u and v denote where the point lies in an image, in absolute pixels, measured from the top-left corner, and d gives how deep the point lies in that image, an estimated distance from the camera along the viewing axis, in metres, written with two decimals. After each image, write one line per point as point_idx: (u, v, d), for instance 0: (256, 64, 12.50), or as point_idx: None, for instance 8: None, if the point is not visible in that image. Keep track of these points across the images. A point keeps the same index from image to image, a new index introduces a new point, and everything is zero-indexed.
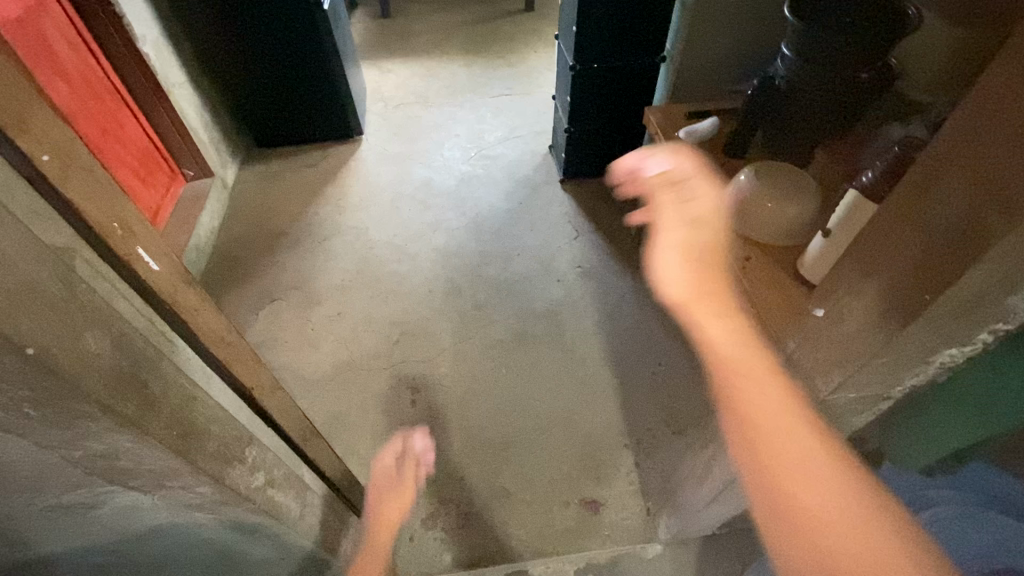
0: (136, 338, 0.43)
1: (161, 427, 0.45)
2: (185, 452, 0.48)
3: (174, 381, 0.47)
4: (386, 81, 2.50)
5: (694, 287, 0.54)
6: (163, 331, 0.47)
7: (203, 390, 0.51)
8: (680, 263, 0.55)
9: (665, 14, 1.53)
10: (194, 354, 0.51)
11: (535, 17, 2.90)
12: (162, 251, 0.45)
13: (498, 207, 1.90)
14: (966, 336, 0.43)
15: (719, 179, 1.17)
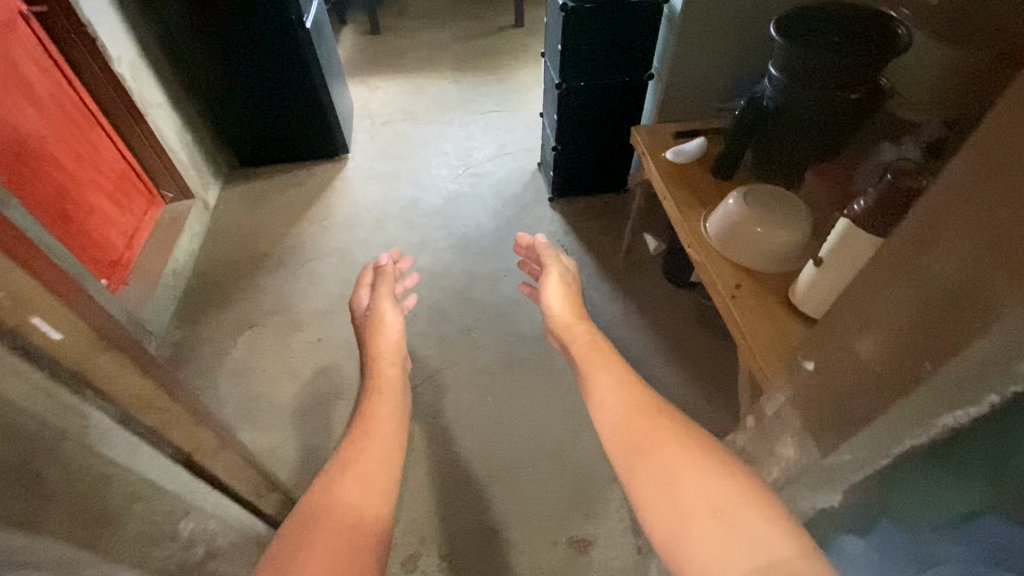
0: (26, 425, 0.41)
1: (62, 523, 0.45)
2: (97, 546, 0.49)
3: (77, 460, 0.46)
4: (374, 98, 2.47)
5: (566, 302, 1.22)
6: (69, 404, 0.44)
7: (119, 467, 0.50)
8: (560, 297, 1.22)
9: (651, 32, 1.50)
10: (111, 422, 0.48)
11: (524, 32, 2.89)
12: (69, 316, 0.42)
13: (487, 227, 1.86)
14: (942, 415, 0.38)
15: (707, 201, 1.14)
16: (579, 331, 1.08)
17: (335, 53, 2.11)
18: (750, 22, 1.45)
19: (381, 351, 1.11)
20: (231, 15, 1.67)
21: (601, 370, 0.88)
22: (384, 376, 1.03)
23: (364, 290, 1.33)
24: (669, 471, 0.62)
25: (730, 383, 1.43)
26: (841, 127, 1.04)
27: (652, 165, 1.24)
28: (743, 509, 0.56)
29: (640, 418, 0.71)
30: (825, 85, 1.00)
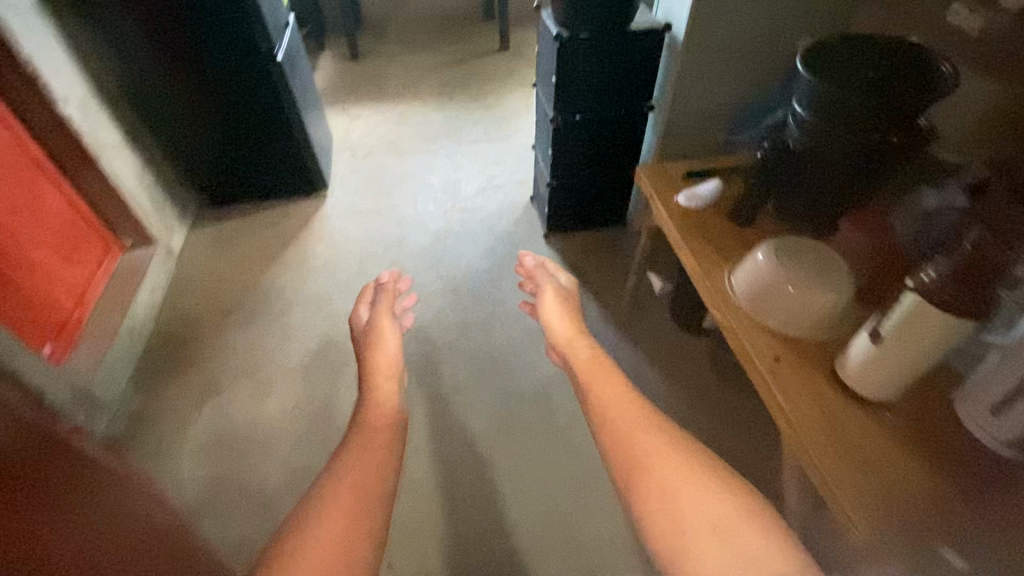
0: None
1: None
2: None
3: None
4: (354, 128, 2.34)
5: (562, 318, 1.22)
6: None
7: None
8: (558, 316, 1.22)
9: (652, 62, 1.40)
10: None
11: (509, 57, 2.81)
12: None
13: (478, 268, 1.72)
14: None
15: (730, 253, 1.02)
16: (580, 349, 1.08)
17: (310, 83, 1.98)
18: (757, 48, 1.35)
19: (378, 366, 1.11)
20: (195, 46, 1.53)
21: (602, 385, 0.93)
22: (380, 389, 1.03)
23: (363, 306, 1.32)
24: (674, 492, 0.70)
25: (751, 443, 1.31)
26: (879, 171, 0.94)
27: (662, 209, 1.13)
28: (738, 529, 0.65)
29: (643, 434, 0.79)
30: (859, 128, 0.90)
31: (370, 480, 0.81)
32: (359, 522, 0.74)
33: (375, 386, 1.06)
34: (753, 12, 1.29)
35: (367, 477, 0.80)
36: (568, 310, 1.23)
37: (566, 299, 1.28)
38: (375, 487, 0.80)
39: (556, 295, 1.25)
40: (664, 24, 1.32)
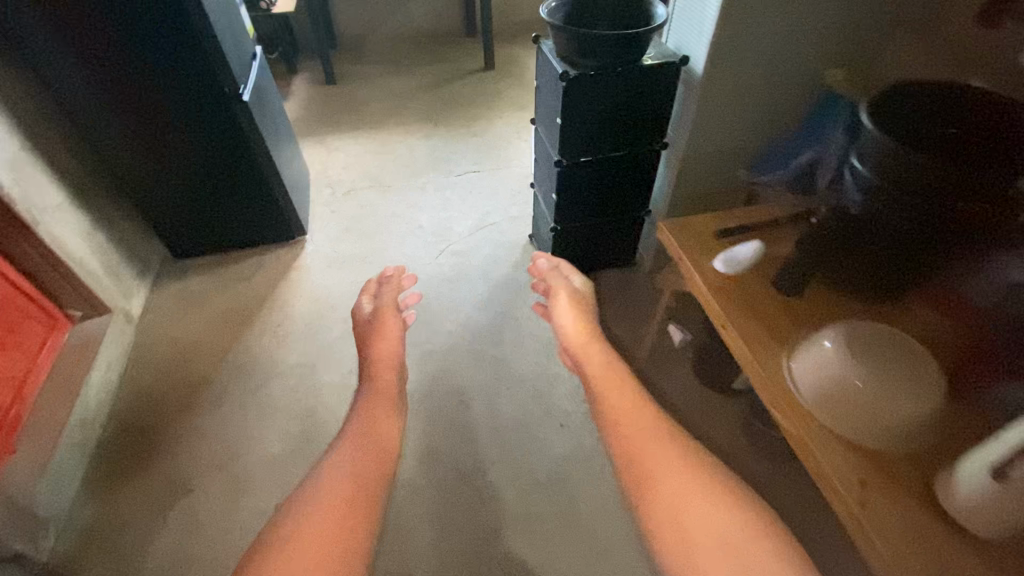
0: None
1: None
2: None
3: None
4: (333, 162, 2.17)
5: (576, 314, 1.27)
6: None
7: None
8: (570, 314, 1.26)
9: (667, 99, 1.25)
10: None
11: (493, 79, 2.69)
12: None
13: (476, 322, 1.56)
14: None
15: (785, 337, 0.89)
16: (594, 357, 1.10)
17: (284, 120, 1.81)
18: (782, 81, 1.22)
19: (379, 356, 1.18)
20: (146, 85, 1.34)
21: (611, 393, 0.98)
22: (379, 380, 1.11)
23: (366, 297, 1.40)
24: (676, 498, 0.77)
25: (799, 525, 1.16)
26: (957, 249, 0.80)
27: (697, 277, 0.98)
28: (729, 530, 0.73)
29: (649, 439, 0.86)
30: (930, 201, 0.76)
31: (368, 468, 0.88)
32: (355, 510, 0.81)
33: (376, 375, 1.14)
34: (780, 43, 1.16)
35: (367, 468, 0.88)
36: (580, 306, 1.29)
37: (580, 297, 1.34)
38: (373, 477, 0.87)
39: (566, 293, 1.30)
40: (682, 57, 1.18)
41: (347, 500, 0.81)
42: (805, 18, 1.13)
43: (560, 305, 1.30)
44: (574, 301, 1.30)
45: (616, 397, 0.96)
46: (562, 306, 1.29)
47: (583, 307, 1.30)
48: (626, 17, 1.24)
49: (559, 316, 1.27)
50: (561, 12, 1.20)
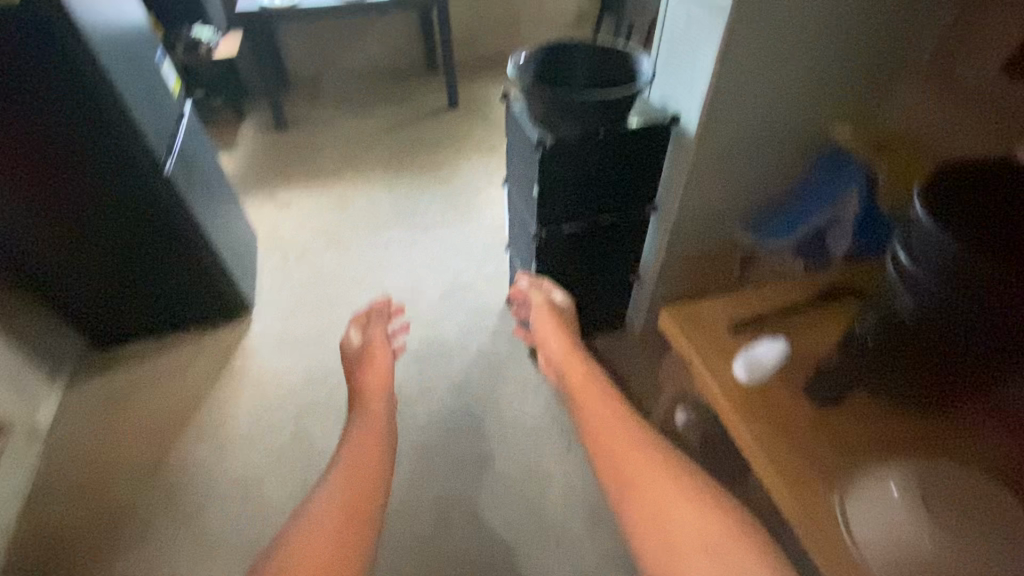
0: None
1: None
2: None
3: None
4: (285, 218, 1.97)
5: (559, 326, 1.14)
6: None
7: None
8: (555, 332, 1.13)
9: (655, 161, 1.11)
10: None
11: (459, 120, 2.56)
12: None
13: (450, 408, 1.37)
14: None
15: (829, 470, 0.74)
16: (575, 372, 1.05)
17: (226, 181, 1.61)
18: (779, 137, 1.10)
19: (369, 387, 1.09)
20: (40, 155, 1.12)
21: (586, 395, 0.97)
22: (371, 408, 1.03)
23: (354, 325, 1.27)
24: (660, 508, 0.76)
25: None
26: None
27: (716, 391, 0.82)
28: (683, 511, 0.75)
29: (612, 429, 0.89)
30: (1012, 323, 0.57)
31: (368, 489, 0.86)
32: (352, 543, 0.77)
33: (365, 405, 1.06)
34: (775, 97, 1.04)
35: (365, 490, 0.85)
36: (564, 321, 1.17)
37: (562, 311, 1.20)
38: (369, 502, 0.84)
39: (546, 309, 1.17)
40: (671, 116, 1.04)
41: (344, 531, 0.78)
42: (803, 70, 1.02)
43: (541, 323, 1.16)
44: (557, 317, 1.17)
45: (596, 406, 0.94)
46: (541, 322, 1.16)
47: (565, 320, 1.17)
48: (606, 71, 1.09)
49: (542, 334, 1.15)
50: (530, 68, 1.06)
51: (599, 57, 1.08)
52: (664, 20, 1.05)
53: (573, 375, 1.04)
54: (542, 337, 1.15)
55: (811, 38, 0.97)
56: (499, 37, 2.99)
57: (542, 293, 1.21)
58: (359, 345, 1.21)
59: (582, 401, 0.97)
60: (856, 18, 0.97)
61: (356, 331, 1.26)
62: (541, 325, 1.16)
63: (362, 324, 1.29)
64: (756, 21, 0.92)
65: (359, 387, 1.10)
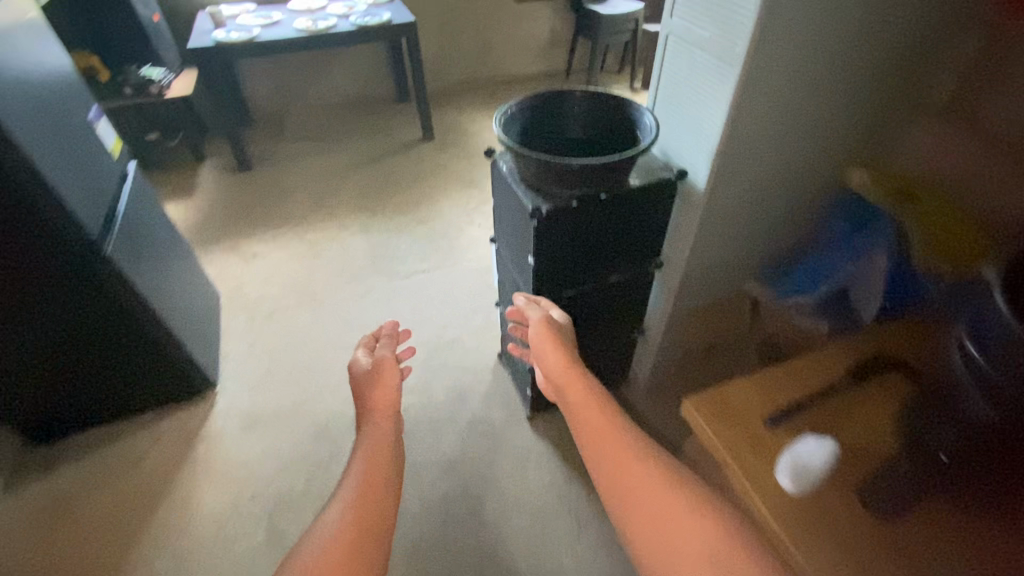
0: None
1: None
2: None
3: None
4: (251, 273, 1.81)
5: (557, 341, 0.94)
6: None
7: None
8: (552, 347, 0.93)
9: (662, 218, 1.01)
10: None
11: (435, 153, 2.44)
12: None
13: (444, 492, 1.23)
14: None
15: None
16: (576, 391, 0.85)
17: (183, 245, 1.45)
18: (791, 188, 1.02)
19: (376, 405, 0.93)
20: None
21: (580, 403, 0.82)
22: (377, 428, 0.87)
23: (363, 347, 1.10)
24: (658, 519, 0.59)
25: None
26: None
27: (759, 500, 0.71)
28: (678, 494, 0.61)
29: (600, 431, 0.74)
30: None
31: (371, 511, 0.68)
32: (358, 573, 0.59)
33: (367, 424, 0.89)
34: (788, 146, 0.95)
35: (370, 510, 0.68)
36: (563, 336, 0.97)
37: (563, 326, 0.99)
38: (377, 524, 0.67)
39: (541, 323, 0.96)
40: (677, 171, 0.94)
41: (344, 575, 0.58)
42: (818, 117, 0.93)
43: (539, 341, 0.95)
44: (557, 331, 0.96)
45: (597, 421, 0.76)
46: (538, 340, 0.96)
47: (566, 336, 0.97)
48: (602, 121, 0.99)
49: (538, 349, 0.96)
50: (519, 123, 0.95)
51: (596, 107, 0.97)
52: (664, 69, 0.96)
53: (572, 396, 0.85)
54: (540, 353, 0.95)
55: (826, 83, 0.89)
56: (472, 64, 2.89)
57: (539, 308, 1.01)
58: (368, 365, 1.02)
59: (581, 416, 0.79)
60: (873, 61, 0.89)
61: (363, 351, 1.08)
62: (539, 343, 0.95)
63: (370, 347, 1.11)
64: (774, 69, 0.82)
65: (361, 406, 0.95)
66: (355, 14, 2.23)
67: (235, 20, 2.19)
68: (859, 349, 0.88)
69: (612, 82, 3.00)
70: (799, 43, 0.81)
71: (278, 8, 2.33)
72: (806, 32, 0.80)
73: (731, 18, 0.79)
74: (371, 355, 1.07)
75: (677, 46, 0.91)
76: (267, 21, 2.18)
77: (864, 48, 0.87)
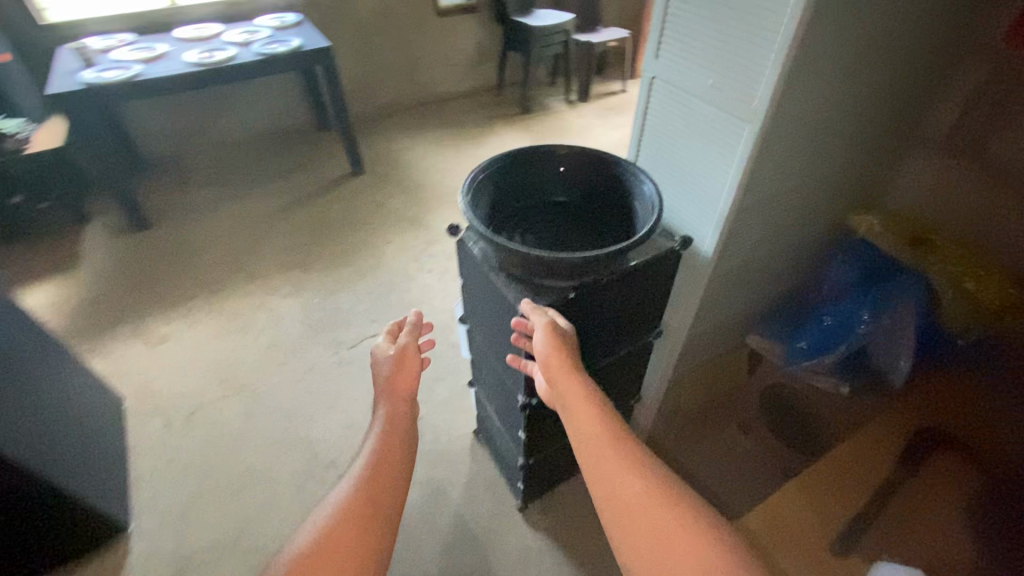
0: None
1: None
2: None
3: None
4: (162, 364, 1.51)
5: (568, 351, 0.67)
6: None
7: None
8: (557, 358, 0.67)
9: (663, 289, 0.86)
10: None
11: (368, 189, 2.19)
12: None
13: None
14: None
15: None
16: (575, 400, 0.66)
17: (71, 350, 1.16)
18: (795, 236, 0.90)
19: (394, 393, 0.73)
20: None
21: (574, 404, 0.65)
22: (393, 421, 0.69)
23: (386, 333, 0.82)
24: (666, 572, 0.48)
25: None
26: None
27: None
28: (677, 521, 0.51)
29: (595, 442, 0.61)
30: None
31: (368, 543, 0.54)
32: None
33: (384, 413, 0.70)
34: (797, 197, 0.83)
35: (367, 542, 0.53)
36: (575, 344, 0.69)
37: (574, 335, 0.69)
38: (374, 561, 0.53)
39: (549, 338, 0.66)
40: (681, 239, 0.79)
41: None
42: (827, 166, 0.83)
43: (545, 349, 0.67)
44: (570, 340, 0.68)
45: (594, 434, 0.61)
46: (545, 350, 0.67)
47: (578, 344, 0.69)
48: (589, 184, 0.84)
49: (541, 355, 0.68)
50: (488, 197, 0.80)
51: (583, 165, 0.83)
52: (649, 115, 0.83)
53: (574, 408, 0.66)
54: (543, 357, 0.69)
55: (838, 132, 0.78)
56: (396, 85, 2.66)
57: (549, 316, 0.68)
58: (390, 356, 0.76)
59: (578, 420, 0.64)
60: (882, 100, 0.80)
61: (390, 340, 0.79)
62: (547, 353, 0.67)
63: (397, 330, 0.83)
64: (792, 122, 0.70)
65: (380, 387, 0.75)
66: (258, 42, 1.95)
67: (108, 55, 1.85)
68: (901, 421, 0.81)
69: (546, 94, 2.87)
70: (818, 92, 0.69)
71: (161, 37, 2.00)
72: (825, 80, 0.68)
73: (742, 65, 0.66)
74: (394, 342, 0.80)
75: (668, 90, 0.78)
76: (149, 54, 1.85)
77: (878, 89, 0.77)
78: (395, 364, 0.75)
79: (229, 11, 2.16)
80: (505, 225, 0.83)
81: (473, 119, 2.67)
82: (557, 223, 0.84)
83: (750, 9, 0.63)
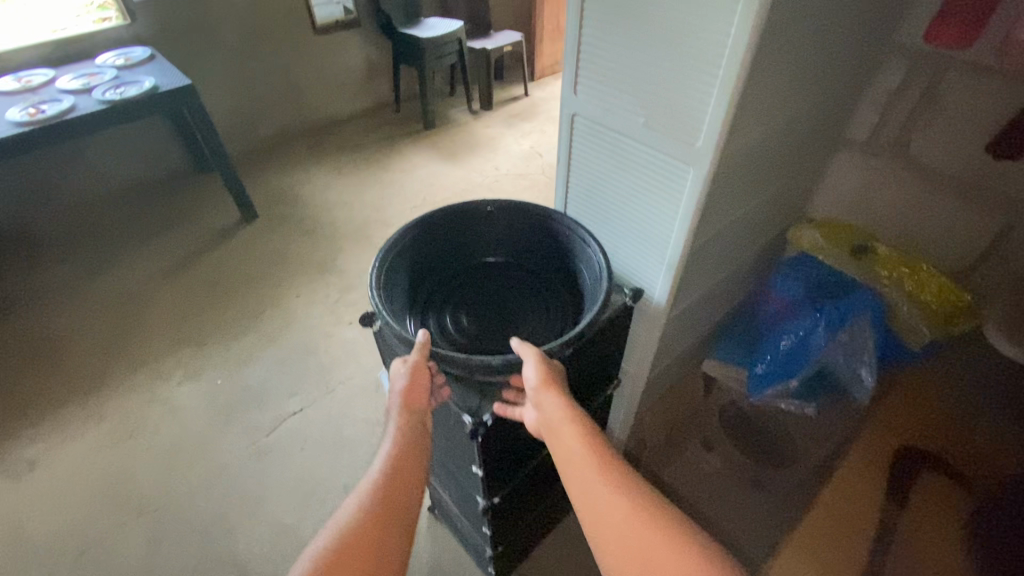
0: None
1: None
2: None
3: None
4: (33, 499, 1.23)
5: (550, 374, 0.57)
6: None
7: None
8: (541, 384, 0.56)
9: (620, 341, 0.77)
10: None
11: (265, 236, 1.95)
12: None
13: None
14: None
15: None
16: (556, 417, 0.55)
17: None
18: (740, 256, 0.87)
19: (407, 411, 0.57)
20: None
21: (557, 424, 0.55)
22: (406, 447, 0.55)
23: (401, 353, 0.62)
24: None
25: None
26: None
27: None
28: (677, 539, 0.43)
29: (581, 462, 0.51)
30: None
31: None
32: None
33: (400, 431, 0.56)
34: (740, 222, 0.78)
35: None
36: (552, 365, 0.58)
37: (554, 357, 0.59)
38: None
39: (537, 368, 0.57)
40: (632, 291, 0.70)
41: None
42: (765, 186, 0.78)
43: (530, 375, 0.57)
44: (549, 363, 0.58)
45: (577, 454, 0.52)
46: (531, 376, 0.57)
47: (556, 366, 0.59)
48: (525, 242, 0.75)
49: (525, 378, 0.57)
50: (406, 279, 0.68)
51: (516, 223, 0.73)
52: (575, 156, 0.73)
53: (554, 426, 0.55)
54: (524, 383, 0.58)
55: (775, 152, 0.74)
56: (280, 113, 2.40)
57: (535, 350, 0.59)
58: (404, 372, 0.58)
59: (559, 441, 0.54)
60: (810, 111, 0.76)
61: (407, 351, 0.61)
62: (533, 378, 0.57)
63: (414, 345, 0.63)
64: (736, 154, 0.63)
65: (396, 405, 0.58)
66: (102, 86, 1.65)
67: None
68: (882, 439, 0.86)
69: (447, 106, 2.73)
70: (758, 120, 0.63)
71: None
72: (765, 106, 0.62)
73: (678, 99, 0.57)
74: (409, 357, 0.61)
75: (593, 129, 0.68)
76: None
77: (806, 103, 0.73)
78: (410, 383, 0.58)
79: (60, 51, 1.82)
80: (430, 305, 0.71)
81: (372, 141, 2.47)
82: (492, 292, 0.73)
83: (684, 32, 0.53)
